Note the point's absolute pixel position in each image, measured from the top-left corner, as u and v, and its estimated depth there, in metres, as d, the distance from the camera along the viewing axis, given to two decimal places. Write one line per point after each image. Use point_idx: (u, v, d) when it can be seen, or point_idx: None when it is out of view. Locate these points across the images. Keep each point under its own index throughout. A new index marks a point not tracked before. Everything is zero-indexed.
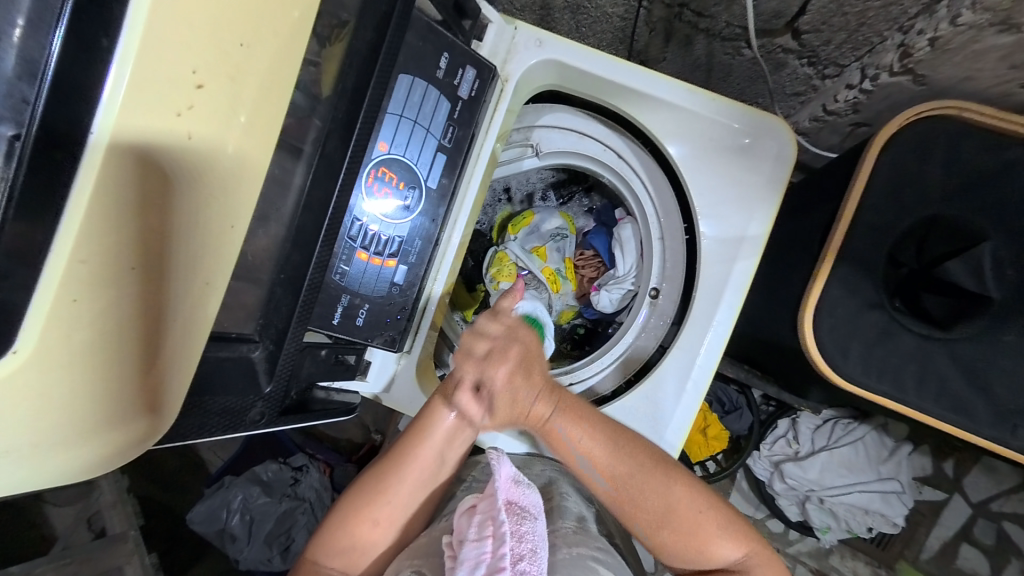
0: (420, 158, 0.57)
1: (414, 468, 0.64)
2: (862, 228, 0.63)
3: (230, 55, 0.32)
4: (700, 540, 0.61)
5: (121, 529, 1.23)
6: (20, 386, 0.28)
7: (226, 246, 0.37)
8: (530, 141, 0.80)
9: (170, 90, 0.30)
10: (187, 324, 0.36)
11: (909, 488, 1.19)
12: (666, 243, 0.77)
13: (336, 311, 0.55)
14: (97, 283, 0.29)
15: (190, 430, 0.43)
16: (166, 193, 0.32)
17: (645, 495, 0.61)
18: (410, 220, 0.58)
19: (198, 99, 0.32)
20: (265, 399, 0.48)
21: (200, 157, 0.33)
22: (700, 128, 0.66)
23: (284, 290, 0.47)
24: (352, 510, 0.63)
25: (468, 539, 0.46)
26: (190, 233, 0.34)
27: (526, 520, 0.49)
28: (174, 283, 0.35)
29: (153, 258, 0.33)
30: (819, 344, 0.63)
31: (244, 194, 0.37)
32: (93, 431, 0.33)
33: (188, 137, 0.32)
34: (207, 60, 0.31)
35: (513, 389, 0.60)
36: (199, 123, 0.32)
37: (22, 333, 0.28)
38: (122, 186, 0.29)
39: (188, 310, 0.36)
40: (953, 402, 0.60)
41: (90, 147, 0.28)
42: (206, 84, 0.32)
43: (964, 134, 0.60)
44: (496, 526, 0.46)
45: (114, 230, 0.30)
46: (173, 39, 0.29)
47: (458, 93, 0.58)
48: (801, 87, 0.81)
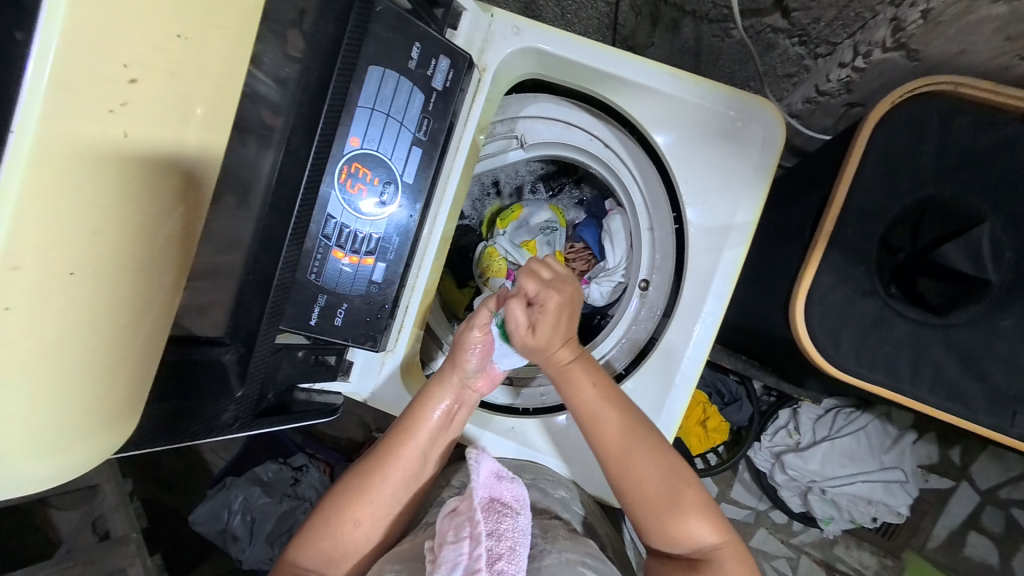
0: (395, 153, 0.55)
1: (397, 469, 0.64)
2: (854, 212, 0.61)
3: (167, 48, 0.32)
4: (679, 512, 0.60)
5: (123, 531, 1.24)
6: None
7: (178, 246, 0.37)
8: (514, 133, 0.78)
9: (99, 87, 0.29)
10: (143, 329, 0.36)
11: (912, 477, 1.16)
12: (655, 234, 0.76)
13: (313, 312, 0.53)
14: (30, 288, 0.29)
15: (157, 438, 0.42)
16: (108, 198, 0.31)
17: (641, 463, 0.61)
18: (386, 217, 0.57)
19: (133, 95, 0.31)
20: (237, 402, 0.47)
21: (144, 158, 0.32)
22: (684, 114, 0.64)
23: (253, 291, 0.47)
24: (335, 508, 0.63)
25: (447, 541, 0.45)
26: (137, 239, 0.33)
27: (506, 517, 0.49)
28: (124, 290, 0.33)
29: (99, 265, 0.31)
30: (810, 333, 0.61)
31: (194, 193, 0.37)
32: (57, 441, 0.33)
33: (125, 136, 0.31)
34: (140, 53, 0.31)
35: (557, 319, 0.62)
36: (135, 121, 0.31)
37: None
38: (57, 189, 0.29)
39: (141, 314, 0.35)
40: (949, 390, 0.58)
41: (11, 148, 0.27)
42: (139, 78, 0.31)
43: (957, 110, 0.58)
44: (474, 528, 0.45)
45: (47, 235, 0.29)
46: (96, 34, 0.28)
47: (431, 84, 0.56)
48: (793, 69, 0.78)
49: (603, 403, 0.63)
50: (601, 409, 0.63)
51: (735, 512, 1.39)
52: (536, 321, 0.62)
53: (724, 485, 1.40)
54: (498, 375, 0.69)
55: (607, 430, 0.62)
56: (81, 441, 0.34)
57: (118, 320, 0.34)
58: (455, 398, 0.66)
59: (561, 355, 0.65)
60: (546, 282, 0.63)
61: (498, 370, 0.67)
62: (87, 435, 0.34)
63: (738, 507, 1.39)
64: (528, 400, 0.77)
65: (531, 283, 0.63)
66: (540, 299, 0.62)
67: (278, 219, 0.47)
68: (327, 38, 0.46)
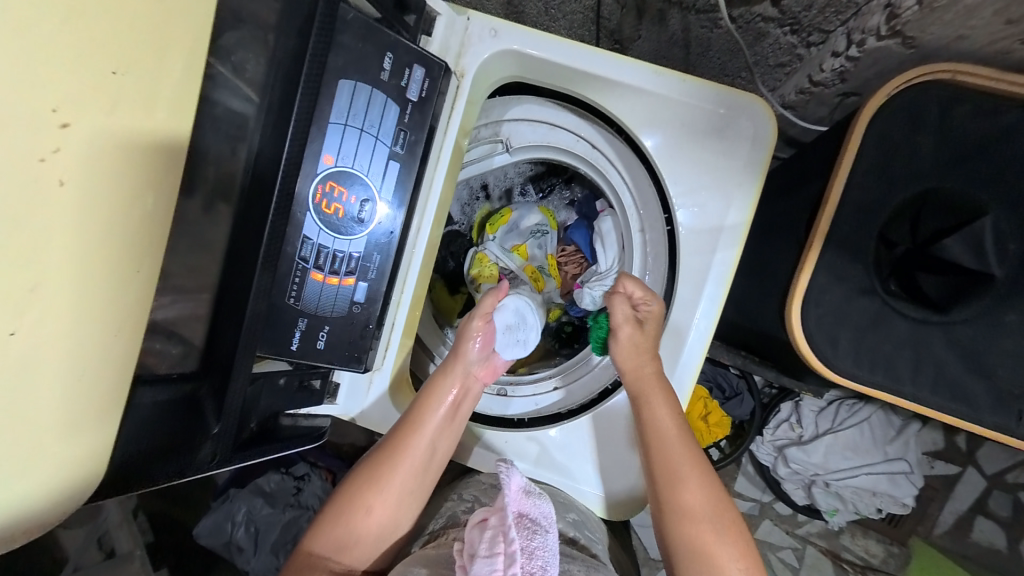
0: (371, 168, 0.54)
1: (405, 460, 0.62)
2: (850, 209, 0.58)
3: (101, 84, 0.31)
4: (722, 563, 0.55)
5: (127, 549, 1.29)
6: None
7: (132, 293, 0.34)
8: (499, 136, 0.76)
9: (29, 136, 0.29)
10: (101, 382, 0.34)
11: (917, 467, 1.14)
12: (647, 235, 0.74)
13: (293, 336, 0.52)
14: None
15: (130, 486, 0.40)
16: (45, 246, 0.30)
17: (693, 497, 0.58)
18: (364, 234, 0.55)
19: (67, 139, 0.30)
20: (215, 438, 0.46)
21: (88, 205, 0.31)
22: (671, 112, 0.62)
23: (225, 322, 0.45)
24: (349, 494, 0.62)
25: (479, 554, 0.44)
26: (79, 286, 0.31)
27: (536, 535, 0.47)
28: (68, 341, 0.32)
29: (35, 315, 0.30)
30: (807, 336, 0.58)
31: (146, 236, 0.34)
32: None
33: (60, 183, 0.30)
34: (67, 93, 0.30)
35: (653, 324, 0.66)
36: (71, 166, 0.30)
37: None
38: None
39: (88, 368, 0.33)
40: (952, 390, 0.56)
41: None
42: (70, 120, 0.30)
43: (955, 98, 0.55)
44: (507, 544, 0.44)
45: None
46: (21, 79, 0.28)
47: (406, 95, 0.54)
48: (785, 58, 0.75)
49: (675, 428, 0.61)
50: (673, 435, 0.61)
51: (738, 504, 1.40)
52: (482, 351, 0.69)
53: (728, 478, 1.41)
54: (499, 365, 0.72)
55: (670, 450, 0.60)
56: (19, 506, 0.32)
57: (68, 372, 0.32)
58: (461, 386, 0.67)
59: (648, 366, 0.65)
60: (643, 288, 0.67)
61: (500, 360, 0.71)
62: (29, 494, 0.32)
63: (742, 499, 1.40)
64: (522, 409, 0.77)
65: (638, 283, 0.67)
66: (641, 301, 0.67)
67: (246, 244, 0.45)
68: (286, 53, 0.44)
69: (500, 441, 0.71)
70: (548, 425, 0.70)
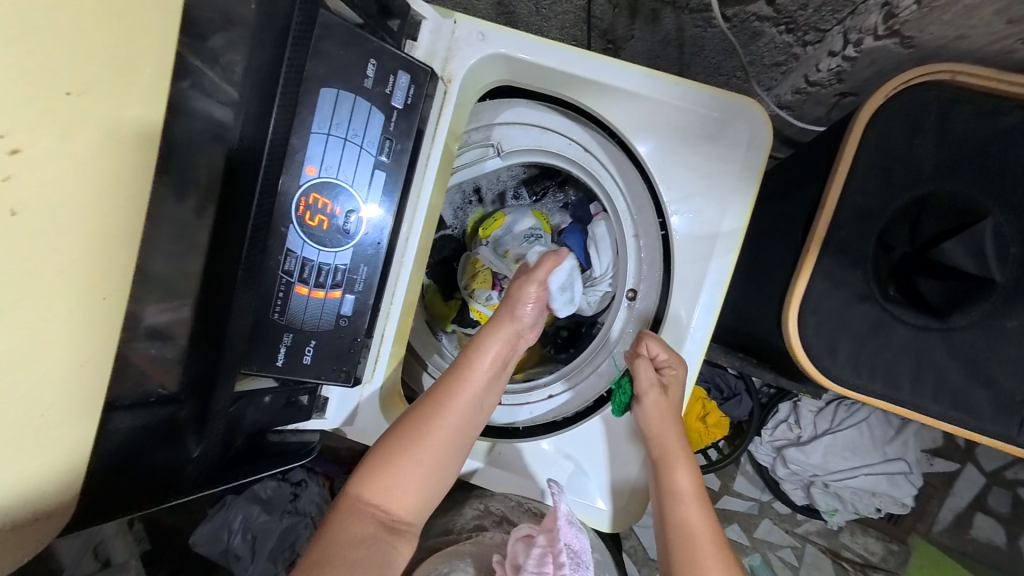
0: (356, 178, 0.52)
1: (456, 409, 0.62)
2: (848, 213, 0.57)
3: (54, 107, 0.31)
4: None
5: (123, 558, 1.28)
6: None
7: (98, 311, 0.35)
8: (490, 141, 0.74)
9: None
10: (68, 399, 0.35)
11: (917, 467, 1.14)
12: (642, 240, 0.72)
13: (279, 352, 0.51)
14: None
15: (108, 512, 0.39)
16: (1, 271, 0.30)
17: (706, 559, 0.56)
18: (349, 246, 0.54)
19: (16, 164, 0.30)
20: (196, 461, 0.45)
21: (42, 228, 0.31)
22: (665, 117, 0.60)
23: (204, 341, 0.44)
24: (399, 444, 0.59)
25: (527, 569, 0.47)
26: (38, 309, 0.32)
27: (580, 567, 0.49)
28: (31, 362, 0.32)
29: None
30: (805, 344, 0.57)
31: (109, 256, 0.35)
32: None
33: (12, 212, 0.30)
34: (16, 118, 0.30)
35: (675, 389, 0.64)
36: (20, 192, 0.30)
37: None
38: None
39: (52, 388, 0.33)
40: (952, 398, 0.55)
41: None
42: (22, 146, 0.30)
43: (954, 100, 0.54)
44: (556, 566, 0.47)
45: None
46: None
47: (391, 103, 0.53)
48: (782, 57, 0.74)
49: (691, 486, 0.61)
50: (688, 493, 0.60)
51: (738, 504, 1.39)
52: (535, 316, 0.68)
53: (727, 478, 1.40)
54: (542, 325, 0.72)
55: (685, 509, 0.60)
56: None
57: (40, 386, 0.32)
58: (510, 345, 0.67)
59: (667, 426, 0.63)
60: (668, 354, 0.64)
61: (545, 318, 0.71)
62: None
63: (742, 498, 1.39)
64: (518, 417, 0.74)
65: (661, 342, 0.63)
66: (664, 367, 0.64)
67: (225, 260, 0.44)
68: (263, 64, 0.43)
69: (499, 451, 0.69)
70: (541, 438, 0.68)
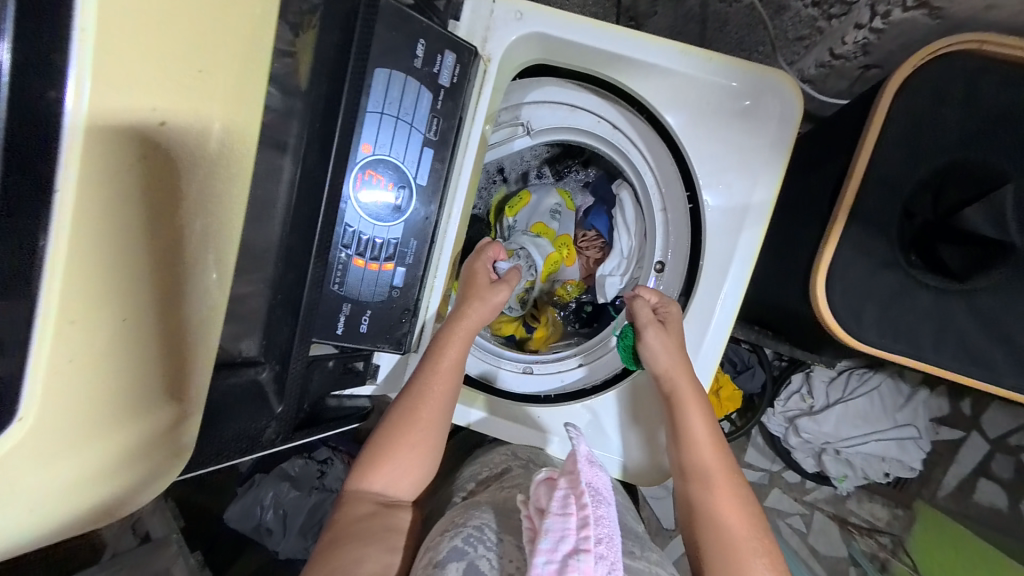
0: (406, 156, 0.54)
1: (433, 406, 0.63)
2: (874, 183, 0.59)
3: (182, 80, 0.32)
4: (748, 547, 0.56)
5: (162, 534, 1.22)
6: (31, 455, 0.29)
7: (188, 266, 0.36)
8: (519, 120, 0.77)
9: (132, 132, 0.30)
10: (165, 355, 0.36)
11: (925, 433, 1.19)
12: (669, 214, 0.74)
13: (338, 321, 0.54)
14: (96, 315, 0.30)
15: (211, 458, 0.42)
16: (139, 240, 0.32)
17: (718, 480, 0.61)
18: (402, 221, 0.56)
19: (161, 137, 0.32)
20: (278, 419, 0.47)
21: (171, 196, 0.34)
22: (696, 92, 0.62)
23: (284, 310, 0.47)
24: (389, 430, 0.62)
25: (551, 512, 0.46)
26: (160, 272, 0.34)
27: (603, 504, 0.47)
28: (151, 313, 0.34)
29: (142, 307, 0.33)
30: (831, 308, 0.61)
31: (207, 224, 0.36)
32: (78, 473, 0.32)
33: (158, 179, 0.32)
34: (162, 94, 0.31)
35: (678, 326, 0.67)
36: (163, 164, 0.32)
37: (25, 396, 0.29)
38: (110, 249, 0.30)
39: (157, 342, 0.35)
40: (973, 355, 0.59)
41: (61, 184, 0.28)
42: (167, 121, 0.32)
43: (984, 69, 0.56)
44: (580, 507, 0.45)
45: (105, 294, 0.31)
46: (130, 78, 0.29)
47: (438, 82, 0.54)
48: (805, 31, 0.75)
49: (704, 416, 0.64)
50: (700, 422, 0.64)
51: (749, 474, 1.44)
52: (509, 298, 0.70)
53: (739, 450, 1.45)
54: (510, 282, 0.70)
55: (695, 436, 0.63)
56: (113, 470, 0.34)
57: (120, 389, 0.33)
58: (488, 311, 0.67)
59: (680, 361, 0.65)
60: (657, 300, 0.70)
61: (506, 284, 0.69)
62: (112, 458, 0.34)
63: (753, 469, 1.44)
64: (551, 386, 0.80)
65: (651, 292, 0.70)
66: (663, 307, 0.69)
67: (302, 238, 0.47)
68: (333, 50, 0.46)
69: (511, 409, 0.76)
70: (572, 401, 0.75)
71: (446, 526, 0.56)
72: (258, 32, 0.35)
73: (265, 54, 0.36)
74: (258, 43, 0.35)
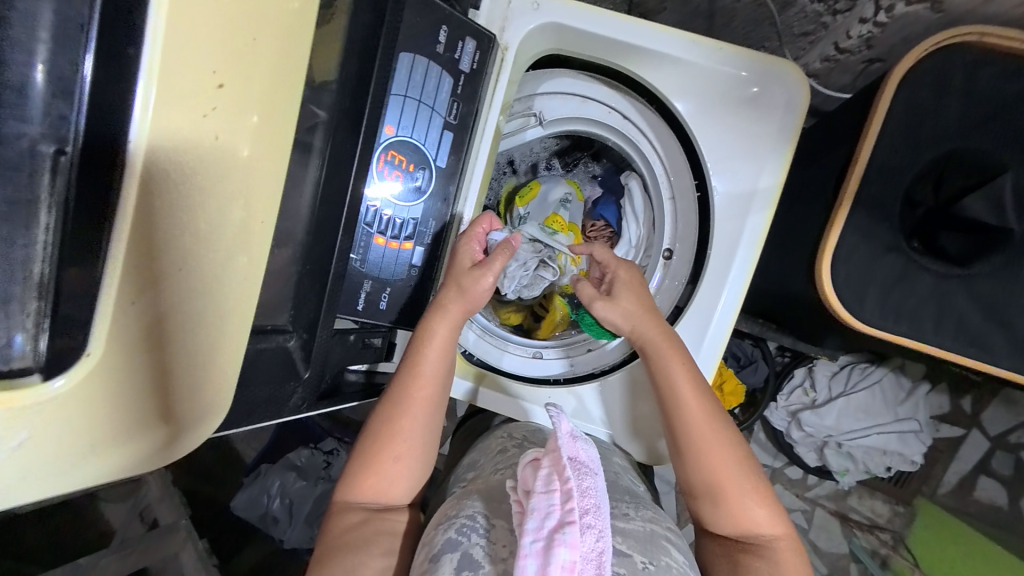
0: (427, 138, 0.56)
1: (411, 417, 0.61)
2: (878, 170, 0.61)
3: (240, 48, 0.32)
4: (734, 491, 0.61)
5: (171, 520, 1.25)
6: (92, 394, 0.32)
7: (242, 232, 0.36)
8: (531, 111, 0.79)
9: (194, 92, 0.31)
10: (217, 315, 0.37)
11: (927, 427, 1.20)
12: (677, 202, 0.76)
13: (359, 297, 0.56)
14: (152, 267, 0.32)
15: (241, 419, 0.45)
16: (198, 200, 0.33)
17: (706, 440, 0.63)
18: (422, 202, 0.58)
19: (222, 99, 0.32)
20: (304, 384, 0.49)
21: (228, 158, 0.34)
22: (706, 80, 0.64)
23: (310, 281, 0.49)
24: (371, 441, 0.62)
25: (536, 491, 0.44)
26: (216, 237, 0.35)
27: (588, 476, 0.45)
28: (204, 271, 0.35)
29: (201, 264, 0.35)
30: (837, 292, 0.62)
31: (258, 193, 0.36)
32: (134, 415, 0.35)
33: (216, 138, 0.33)
34: (224, 57, 0.32)
35: (631, 289, 0.68)
36: (223, 125, 0.33)
37: (92, 337, 0.31)
38: (172, 206, 0.32)
39: (207, 302, 0.36)
40: (972, 337, 0.60)
41: (134, 137, 0.29)
42: (226, 83, 0.32)
43: (981, 61, 0.58)
44: (563, 482, 0.43)
45: (163, 247, 0.32)
46: (192, 42, 0.30)
47: (458, 68, 0.56)
48: (810, 26, 0.76)
49: (691, 381, 0.64)
50: (687, 389, 0.64)
51: None
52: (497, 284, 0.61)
53: None
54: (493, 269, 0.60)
55: (680, 401, 0.64)
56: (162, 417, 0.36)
57: (175, 340, 0.35)
58: (464, 309, 0.60)
59: (653, 328, 0.66)
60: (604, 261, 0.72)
61: (486, 270, 0.60)
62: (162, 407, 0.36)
63: None
64: (559, 370, 0.81)
65: (607, 253, 0.71)
66: (610, 271, 0.71)
67: (329, 211, 0.49)
68: (363, 33, 0.48)
69: (523, 390, 0.79)
70: (584, 381, 0.78)
71: (440, 519, 0.56)
72: (303, 18, 0.36)
73: (304, 48, 0.37)
74: (294, 32, 0.36)
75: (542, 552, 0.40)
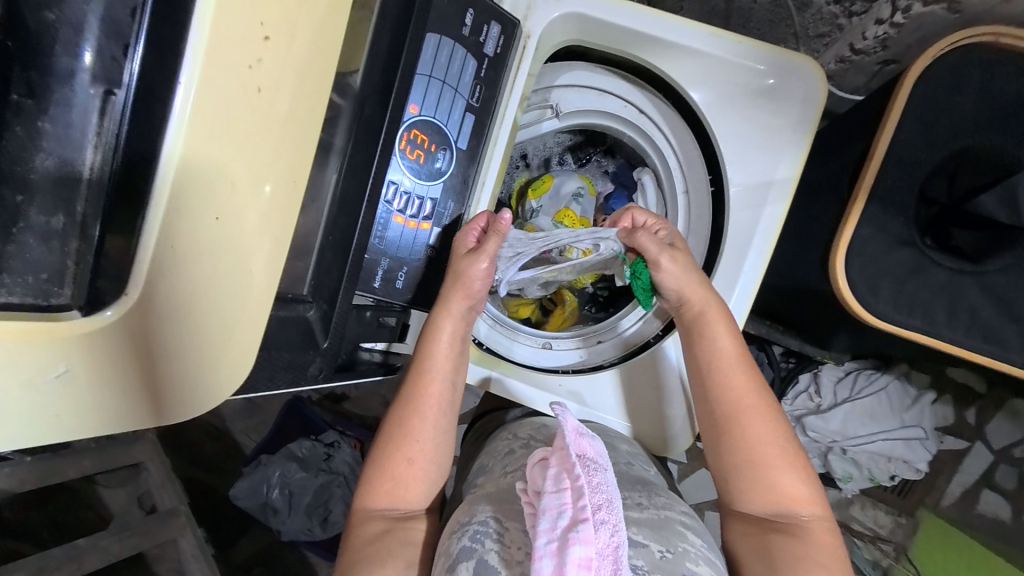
0: (449, 119, 0.57)
1: (417, 417, 0.63)
2: (894, 164, 0.62)
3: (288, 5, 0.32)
4: (769, 463, 0.61)
5: (171, 505, 1.21)
6: (128, 335, 0.31)
7: (274, 188, 0.34)
8: (548, 102, 0.79)
9: (240, 43, 0.30)
10: (248, 279, 0.35)
11: (932, 436, 1.21)
12: (691, 196, 0.77)
13: (376, 275, 0.56)
14: (188, 214, 0.31)
15: (262, 382, 0.45)
16: (238, 155, 0.32)
17: (747, 410, 0.63)
18: (442, 182, 0.59)
19: (266, 52, 0.32)
20: (322, 355, 0.50)
21: (267, 113, 0.33)
22: (725, 73, 0.65)
23: (333, 251, 0.50)
24: (384, 448, 0.63)
25: (546, 490, 0.43)
26: (251, 192, 0.33)
27: (598, 471, 0.44)
28: (239, 229, 0.33)
29: (242, 221, 0.33)
30: (852, 285, 0.63)
31: (289, 153, 0.34)
32: (161, 367, 0.33)
33: (258, 90, 0.32)
34: (273, 13, 0.32)
35: (680, 251, 0.66)
36: (268, 79, 0.32)
37: (135, 276, 0.31)
38: (213, 156, 0.31)
39: (235, 261, 0.34)
40: (985, 331, 0.61)
41: (184, 83, 0.29)
42: (271, 37, 0.32)
43: (996, 60, 0.59)
44: (572, 479, 0.42)
45: (200, 196, 0.31)
46: None
47: (483, 51, 0.57)
48: (825, 28, 0.81)
49: (737, 349, 0.65)
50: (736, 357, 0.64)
51: None
52: (491, 268, 0.62)
53: None
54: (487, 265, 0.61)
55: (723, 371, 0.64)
56: (187, 378, 0.34)
57: (206, 297, 0.33)
58: (465, 297, 0.62)
59: (703, 294, 0.65)
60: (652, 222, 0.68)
61: (480, 257, 0.60)
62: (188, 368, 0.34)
63: None
64: (570, 360, 0.82)
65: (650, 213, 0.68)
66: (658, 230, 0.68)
67: (355, 183, 0.50)
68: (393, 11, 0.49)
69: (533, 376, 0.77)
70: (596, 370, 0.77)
71: (454, 527, 0.55)
72: None
73: (347, 21, 0.37)
74: (334, 12, 0.36)
75: (556, 552, 0.39)
